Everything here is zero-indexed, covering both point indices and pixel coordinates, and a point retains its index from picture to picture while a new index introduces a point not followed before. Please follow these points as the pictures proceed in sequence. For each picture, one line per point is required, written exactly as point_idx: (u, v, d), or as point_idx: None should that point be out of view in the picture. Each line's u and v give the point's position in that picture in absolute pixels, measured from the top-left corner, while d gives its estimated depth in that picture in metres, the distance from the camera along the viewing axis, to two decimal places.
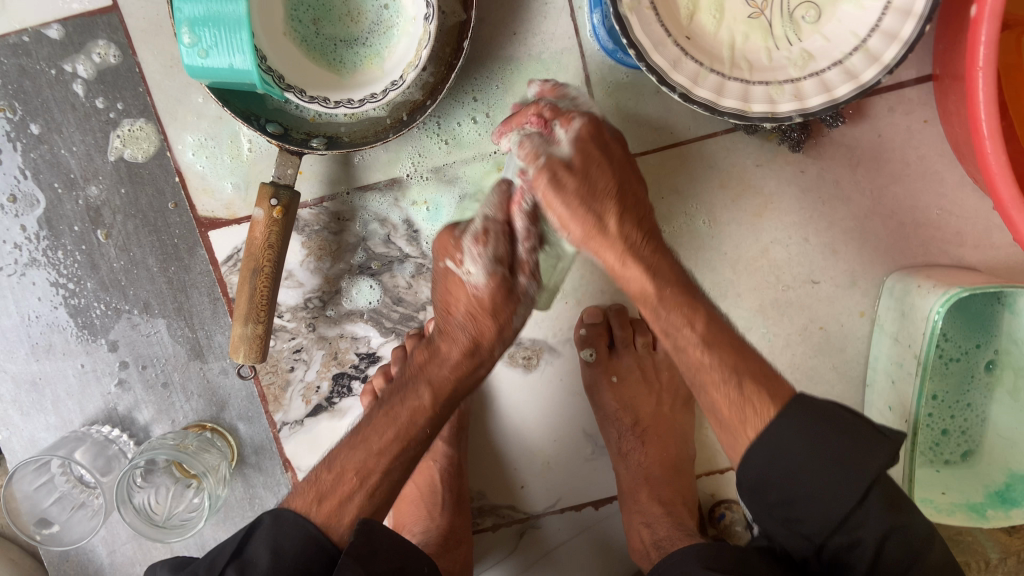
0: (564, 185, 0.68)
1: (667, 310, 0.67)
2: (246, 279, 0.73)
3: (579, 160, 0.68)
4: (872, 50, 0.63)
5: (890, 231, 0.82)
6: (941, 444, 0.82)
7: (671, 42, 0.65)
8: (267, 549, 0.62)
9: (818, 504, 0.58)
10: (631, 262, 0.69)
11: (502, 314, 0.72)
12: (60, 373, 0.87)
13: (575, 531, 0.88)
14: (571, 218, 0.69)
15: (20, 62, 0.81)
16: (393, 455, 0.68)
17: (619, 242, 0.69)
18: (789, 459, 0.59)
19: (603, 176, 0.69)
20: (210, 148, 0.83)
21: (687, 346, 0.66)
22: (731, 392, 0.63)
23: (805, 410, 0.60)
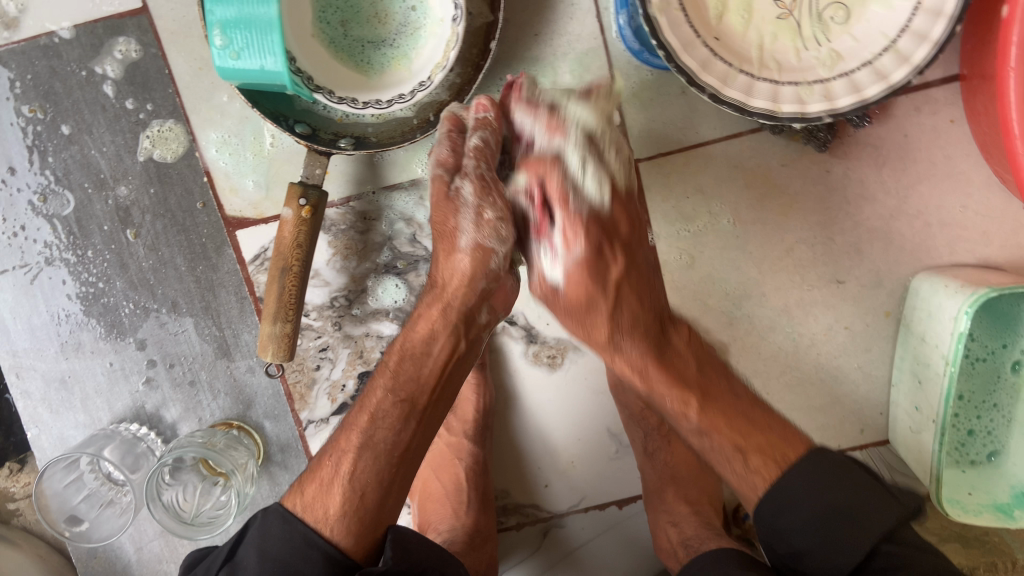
0: (557, 304, 0.69)
1: (668, 399, 0.68)
2: (275, 279, 0.73)
3: (570, 288, 0.67)
4: (902, 50, 0.63)
5: (916, 230, 0.82)
6: (968, 444, 0.81)
7: (700, 43, 0.65)
8: (255, 553, 0.61)
9: (825, 553, 0.60)
10: (614, 363, 0.71)
11: (446, 223, 0.67)
12: (89, 372, 0.88)
13: (599, 529, 0.88)
14: (564, 321, 0.71)
15: (51, 63, 0.82)
16: (364, 431, 0.65)
17: (607, 348, 0.70)
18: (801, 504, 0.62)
19: (593, 296, 0.67)
20: (233, 145, 0.83)
21: (688, 429, 0.68)
22: (737, 463, 0.65)
23: (817, 464, 0.63)
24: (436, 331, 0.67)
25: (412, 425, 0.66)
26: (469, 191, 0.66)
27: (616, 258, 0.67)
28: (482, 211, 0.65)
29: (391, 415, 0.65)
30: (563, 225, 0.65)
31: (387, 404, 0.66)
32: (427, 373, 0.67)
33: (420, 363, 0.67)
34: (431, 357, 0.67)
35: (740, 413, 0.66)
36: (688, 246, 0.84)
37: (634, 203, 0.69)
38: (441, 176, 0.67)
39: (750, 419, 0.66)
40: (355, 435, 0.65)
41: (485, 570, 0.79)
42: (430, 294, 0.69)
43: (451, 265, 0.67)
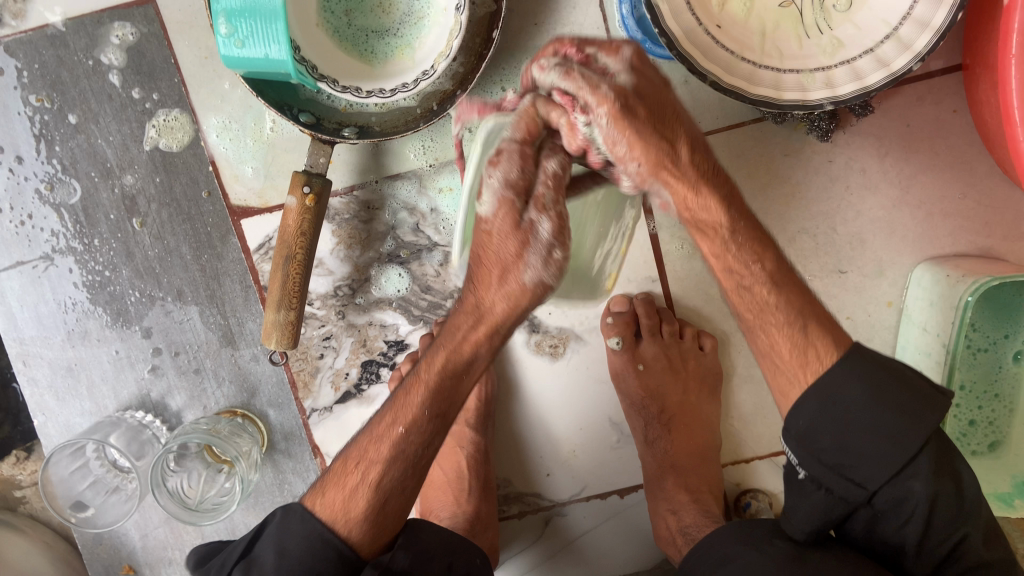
0: (638, 111, 0.57)
1: (737, 246, 0.62)
2: (278, 267, 0.74)
3: (646, 93, 0.59)
4: (903, 37, 0.63)
5: (918, 220, 0.82)
6: (968, 435, 0.82)
7: (702, 30, 0.66)
8: (274, 549, 0.62)
9: (875, 449, 0.55)
10: (706, 190, 0.61)
11: (510, 254, 0.61)
12: (96, 360, 0.88)
13: (601, 518, 0.88)
14: (637, 151, 0.58)
15: (58, 53, 0.83)
16: (394, 443, 0.64)
17: (693, 171, 0.60)
18: (850, 407, 0.56)
19: (663, 109, 0.59)
20: (234, 131, 0.84)
21: (754, 285, 0.62)
22: (795, 337, 0.60)
23: (865, 362, 0.58)
24: (479, 350, 0.65)
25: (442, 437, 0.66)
26: (548, 230, 0.60)
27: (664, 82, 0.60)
28: (553, 251, 0.60)
29: (424, 430, 0.65)
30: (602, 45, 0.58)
31: (424, 422, 0.64)
32: (459, 391, 0.66)
33: (458, 382, 0.65)
34: (468, 376, 0.66)
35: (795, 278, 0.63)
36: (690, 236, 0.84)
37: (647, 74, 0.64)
38: (511, 200, 0.59)
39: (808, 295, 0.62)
40: (386, 447, 0.64)
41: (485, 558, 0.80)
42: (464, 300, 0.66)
43: (506, 297, 0.63)
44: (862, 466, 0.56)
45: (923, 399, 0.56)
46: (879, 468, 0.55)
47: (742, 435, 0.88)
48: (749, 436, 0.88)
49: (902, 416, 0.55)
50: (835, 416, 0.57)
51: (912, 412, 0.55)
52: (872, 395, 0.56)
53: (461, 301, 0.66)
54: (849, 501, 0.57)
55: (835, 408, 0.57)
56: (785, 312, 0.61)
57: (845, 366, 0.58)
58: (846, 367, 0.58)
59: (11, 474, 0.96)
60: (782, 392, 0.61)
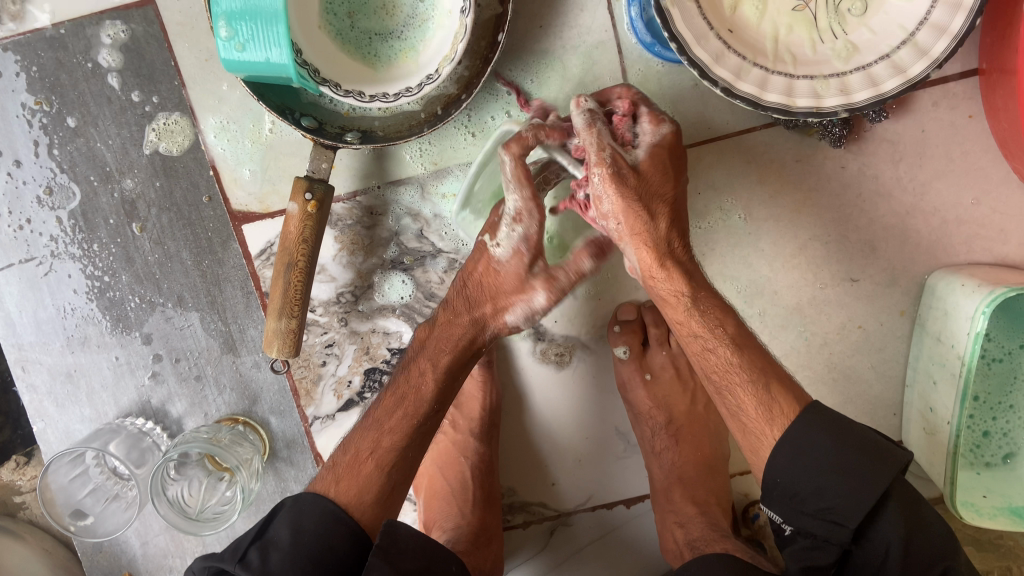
0: (628, 181, 0.63)
1: (700, 313, 0.66)
2: (280, 274, 0.72)
3: (648, 166, 0.65)
4: (920, 43, 0.62)
5: (932, 228, 0.80)
6: (982, 446, 0.79)
7: (713, 35, 0.64)
8: (289, 526, 0.62)
9: (850, 488, 0.58)
10: (670, 264, 0.66)
11: (509, 290, 0.70)
12: (95, 366, 0.87)
13: (606, 529, 0.87)
14: (618, 212, 0.64)
15: (57, 55, 0.82)
16: (405, 433, 0.68)
17: (662, 244, 0.66)
18: (818, 454, 0.60)
19: (662, 182, 0.65)
20: (233, 132, 0.82)
21: (715, 348, 0.65)
22: (760, 394, 0.63)
23: (824, 414, 0.62)
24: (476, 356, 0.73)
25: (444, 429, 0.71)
26: (542, 301, 0.71)
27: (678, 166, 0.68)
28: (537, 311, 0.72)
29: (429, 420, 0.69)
30: (646, 114, 0.67)
31: (431, 418, 0.70)
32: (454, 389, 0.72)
33: (456, 380, 0.71)
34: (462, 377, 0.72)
35: (752, 339, 0.67)
36: (700, 243, 0.82)
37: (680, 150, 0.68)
38: (522, 259, 0.69)
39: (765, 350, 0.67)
40: (398, 436, 0.68)
41: (490, 571, 0.79)
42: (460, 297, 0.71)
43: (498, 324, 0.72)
44: (838, 507, 0.59)
45: (881, 444, 0.60)
46: (855, 507, 0.58)
47: None
48: None
49: (866, 458, 0.59)
50: (807, 466, 0.60)
51: (876, 454, 0.59)
52: (836, 441, 0.60)
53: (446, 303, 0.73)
54: (834, 544, 0.59)
55: (806, 459, 0.60)
56: (749, 370, 0.64)
57: (808, 419, 0.61)
58: (808, 420, 0.61)
59: (10, 479, 0.95)
60: (751, 449, 0.64)
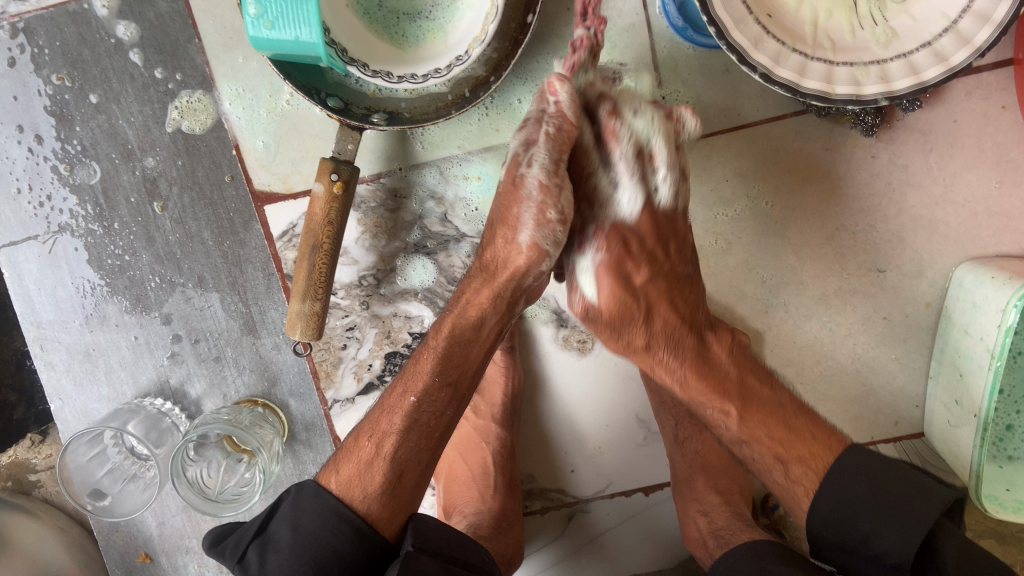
0: (595, 323, 0.69)
1: (706, 408, 0.67)
2: (304, 256, 0.72)
3: (604, 307, 0.67)
4: (962, 32, 0.60)
5: (961, 219, 0.80)
6: (1005, 440, 0.78)
7: (752, 20, 0.63)
8: (288, 526, 0.63)
9: (894, 524, 0.59)
10: (659, 376, 0.69)
11: (509, 211, 0.65)
12: (114, 345, 0.87)
13: (624, 516, 0.87)
14: (606, 343, 0.70)
15: (79, 30, 0.81)
16: (406, 413, 0.66)
17: (647, 361, 0.69)
18: (858, 500, 0.61)
19: (629, 310, 0.66)
20: (248, 100, 0.81)
21: (731, 439, 0.67)
22: (779, 473, 0.65)
23: (862, 458, 0.63)
24: (486, 312, 0.67)
25: (453, 407, 0.67)
26: (536, 191, 0.63)
27: (639, 266, 0.67)
28: (544, 209, 0.63)
29: (437, 399, 0.66)
30: (593, 229, 0.67)
31: (435, 387, 0.66)
32: (468, 366, 0.68)
33: (467, 347, 0.67)
34: (479, 340, 0.68)
35: (781, 415, 0.65)
36: (725, 232, 0.82)
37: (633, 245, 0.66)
38: (515, 158, 0.64)
39: (790, 427, 0.65)
40: (398, 417, 0.66)
41: (508, 558, 0.78)
42: (476, 271, 0.68)
43: (508, 253, 0.66)
44: (887, 551, 0.59)
45: (921, 483, 0.61)
46: (900, 548, 0.58)
47: None
48: None
49: (906, 499, 0.60)
50: (851, 512, 0.61)
51: (914, 494, 0.60)
52: (875, 484, 0.61)
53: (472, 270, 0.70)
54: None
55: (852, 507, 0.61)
56: (766, 457, 0.65)
57: (844, 465, 0.63)
58: (848, 467, 0.63)
59: (26, 457, 0.95)
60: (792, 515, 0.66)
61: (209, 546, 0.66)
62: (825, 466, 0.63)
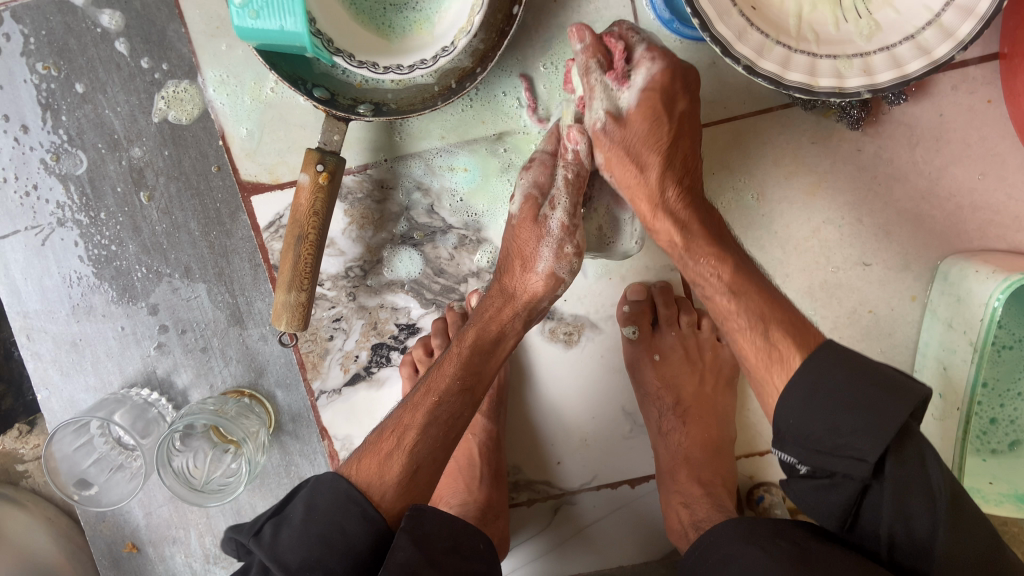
0: (613, 138, 0.70)
1: (696, 259, 0.68)
2: (290, 247, 0.72)
3: (635, 114, 0.70)
4: (945, 24, 0.60)
5: (946, 214, 0.80)
6: (989, 433, 0.79)
7: (736, 12, 0.63)
8: (303, 504, 0.63)
9: (863, 418, 0.55)
10: (662, 214, 0.70)
11: (529, 244, 0.73)
12: (100, 335, 0.87)
13: (610, 508, 0.87)
14: (614, 164, 0.71)
15: (65, 19, 0.80)
16: (427, 412, 0.67)
17: (655, 192, 0.70)
18: (832, 388, 0.57)
19: (655, 131, 0.69)
20: (232, 87, 0.81)
21: (715, 295, 0.67)
22: (756, 334, 0.64)
23: (840, 352, 0.59)
24: (506, 328, 0.73)
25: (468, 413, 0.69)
26: (557, 224, 0.72)
27: (685, 94, 0.70)
28: (563, 245, 0.72)
29: (455, 403, 0.68)
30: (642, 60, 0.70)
31: (455, 390, 0.68)
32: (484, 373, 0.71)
33: (486, 359, 0.71)
34: (496, 353, 0.72)
35: (764, 286, 0.66)
36: None
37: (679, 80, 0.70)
38: (533, 198, 0.73)
39: (778, 300, 0.65)
40: (421, 414, 0.67)
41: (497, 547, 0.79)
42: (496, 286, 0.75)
43: (528, 283, 0.73)
44: (853, 441, 0.55)
45: (892, 378, 0.56)
46: (871, 440, 0.54)
47: (758, 427, 0.86)
48: (765, 429, 0.86)
49: (876, 390, 0.56)
50: (820, 401, 0.57)
51: (890, 388, 0.56)
52: (851, 376, 0.57)
53: (489, 292, 0.76)
54: (853, 479, 0.55)
55: (826, 396, 0.57)
56: (748, 319, 0.64)
57: (822, 356, 0.59)
58: (825, 358, 0.59)
59: (13, 447, 0.95)
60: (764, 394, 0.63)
61: (228, 535, 0.67)
62: (811, 346, 0.61)
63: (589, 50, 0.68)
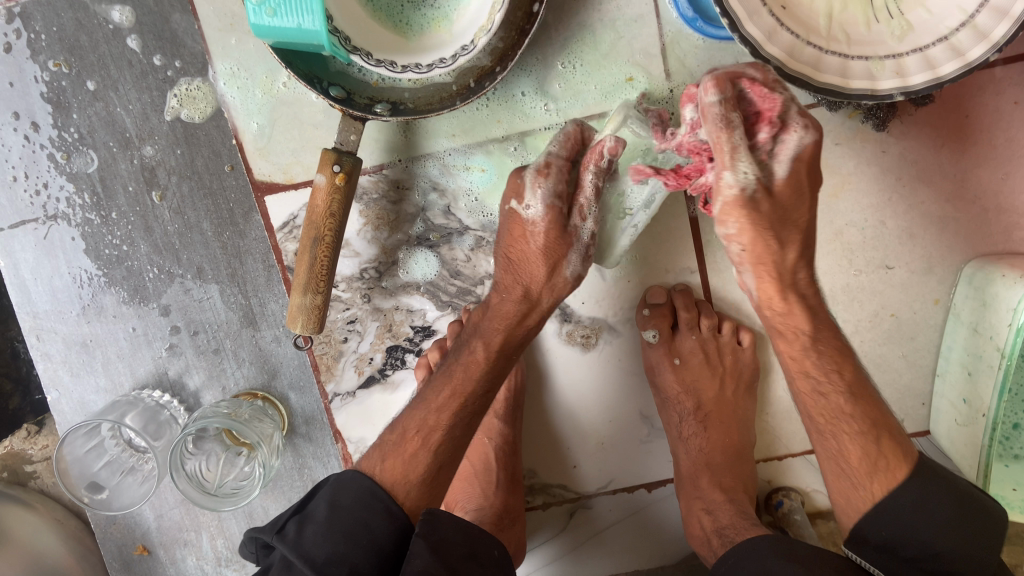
0: (758, 212, 0.60)
1: (817, 356, 0.64)
2: (306, 249, 0.70)
3: (783, 188, 0.60)
4: (980, 27, 0.59)
5: (971, 216, 0.79)
6: (1011, 438, 0.76)
7: (766, 11, 0.61)
8: (326, 501, 0.63)
9: (962, 548, 0.59)
10: (792, 299, 0.64)
11: (558, 251, 0.70)
12: (112, 336, 0.85)
13: (626, 513, 0.86)
14: (744, 239, 0.61)
15: (76, 15, 0.79)
16: (456, 412, 0.67)
17: (787, 279, 0.63)
18: (938, 514, 0.60)
19: (798, 204, 0.62)
20: (243, 80, 0.80)
21: (828, 392, 0.64)
22: (870, 440, 0.63)
23: (938, 477, 0.62)
24: (530, 331, 0.72)
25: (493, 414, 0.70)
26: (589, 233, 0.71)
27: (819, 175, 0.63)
28: (590, 248, 0.72)
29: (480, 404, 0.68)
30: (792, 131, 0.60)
31: (482, 395, 0.68)
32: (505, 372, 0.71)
33: (510, 361, 0.71)
34: (517, 354, 0.72)
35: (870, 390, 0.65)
36: None
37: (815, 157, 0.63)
38: (559, 208, 0.69)
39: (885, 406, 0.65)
40: (447, 417, 0.67)
41: (512, 553, 0.78)
42: (507, 270, 0.72)
43: (553, 288, 0.71)
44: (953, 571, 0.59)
45: (965, 490, 0.62)
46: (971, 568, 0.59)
47: (777, 431, 0.86)
48: (784, 433, 0.85)
49: (963, 515, 0.60)
50: (925, 524, 0.60)
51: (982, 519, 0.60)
52: (955, 505, 0.60)
53: (504, 286, 0.72)
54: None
55: (921, 518, 0.60)
56: (863, 422, 0.63)
57: (925, 477, 0.62)
58: (928, 481, 0.62)
59: (22, 448, 0.94)
60: (848, 498, 0.64)
61: (249, 535, 0.67)
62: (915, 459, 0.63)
63: (727, 101, 0.57)
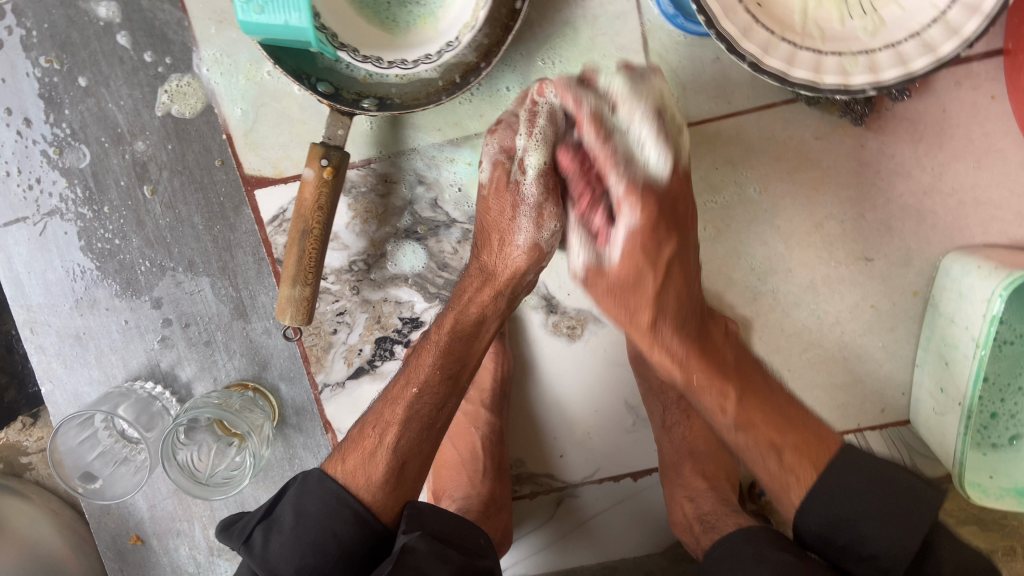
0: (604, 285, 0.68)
1: (700, 393, 0.67)
2: (293, 241, 0.71)
3: (619, 267, 0.66)
4: (951, 22, 0.60)
5: (949, 209, 0.80)
6: (989, 427, 0.78)
7: (742, 9, 0.63)
8: (292, 509, 0.65)
9: (888, 525, 0.61)
10: (658, 350, 0.68)
11: (504, 216, 0.70)
12: (105, 329, 0.87)
13: (611, 502, 0.88)
14: (608, 305, 0.69)
15: (68, 13, 0.80)
16: (410, 404, 0.68)
17: (649, 333, 0.67)
18: (853, 497, 0.62)
19: (650, 272, 0.65)
20: (226, 65, 0.81)
21: (722, 426, 0.67)
22: (770, 461, 0.65)
23: (857, 462, 0.64)
24: (487, 310, 0.72)
25: (451, 401, 0.70)
26: (533, 192, 0.69)
27: (670, 236, 0.65)
28: (541, 211, 0.69)
29: (436, 390, 0.69)
30: (624, 186, 0.64)
31: (435, 380, 0.69)
32: (469, 358, 0.72)
33: (469, 343, 0.71)
34: (478, 336, 0.72)
35: (765, 399, 0.66)
36: (714, 220, 0.82)
37: (674, 207, 0.66)
38: (503, 164, 0.70)
39: (785, 417, 0.66)
40: (400, 408, 0.68)
41: (497, 542, 0.79)
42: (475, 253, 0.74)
43: (509, 259, 0.71)
44: (881, 553, 0.60)
45: (916, 486, 0.62)
46: (894, 549, 0.60)
47: None
48: None
49: (905, 504, 0.61)
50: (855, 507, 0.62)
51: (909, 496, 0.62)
52: (873, 487, 0.62)
53: (468, 269, 0.74)
54: None
55: (860, 504, 0.62)
56: (759, 446, 0.66)
57: (841, 467, 0.64)
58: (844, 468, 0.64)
59: (16, 440, 0.95)
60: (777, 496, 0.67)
61: (219, 531, 0.69)
62: (819, 458, 0.64)
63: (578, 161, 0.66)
